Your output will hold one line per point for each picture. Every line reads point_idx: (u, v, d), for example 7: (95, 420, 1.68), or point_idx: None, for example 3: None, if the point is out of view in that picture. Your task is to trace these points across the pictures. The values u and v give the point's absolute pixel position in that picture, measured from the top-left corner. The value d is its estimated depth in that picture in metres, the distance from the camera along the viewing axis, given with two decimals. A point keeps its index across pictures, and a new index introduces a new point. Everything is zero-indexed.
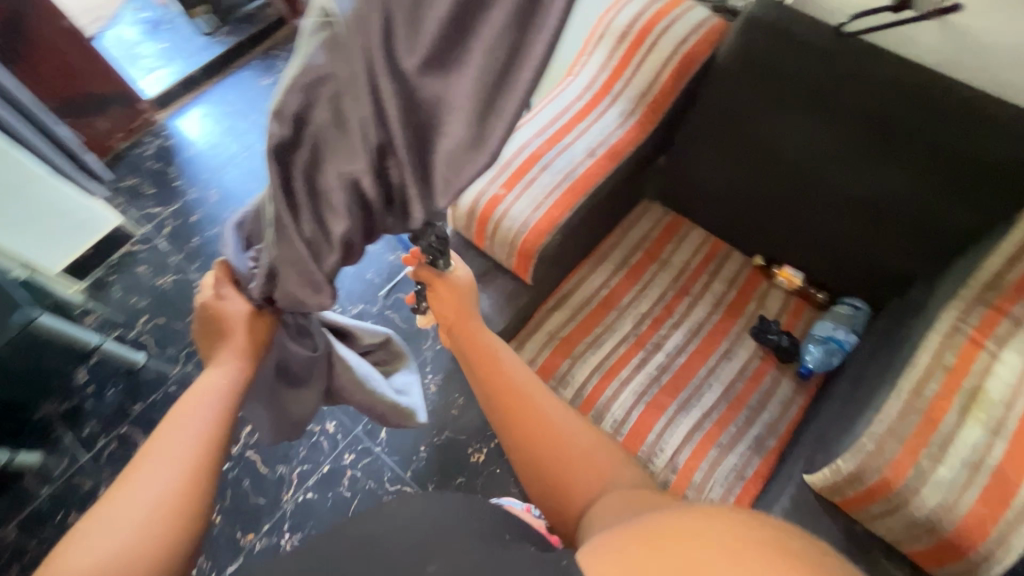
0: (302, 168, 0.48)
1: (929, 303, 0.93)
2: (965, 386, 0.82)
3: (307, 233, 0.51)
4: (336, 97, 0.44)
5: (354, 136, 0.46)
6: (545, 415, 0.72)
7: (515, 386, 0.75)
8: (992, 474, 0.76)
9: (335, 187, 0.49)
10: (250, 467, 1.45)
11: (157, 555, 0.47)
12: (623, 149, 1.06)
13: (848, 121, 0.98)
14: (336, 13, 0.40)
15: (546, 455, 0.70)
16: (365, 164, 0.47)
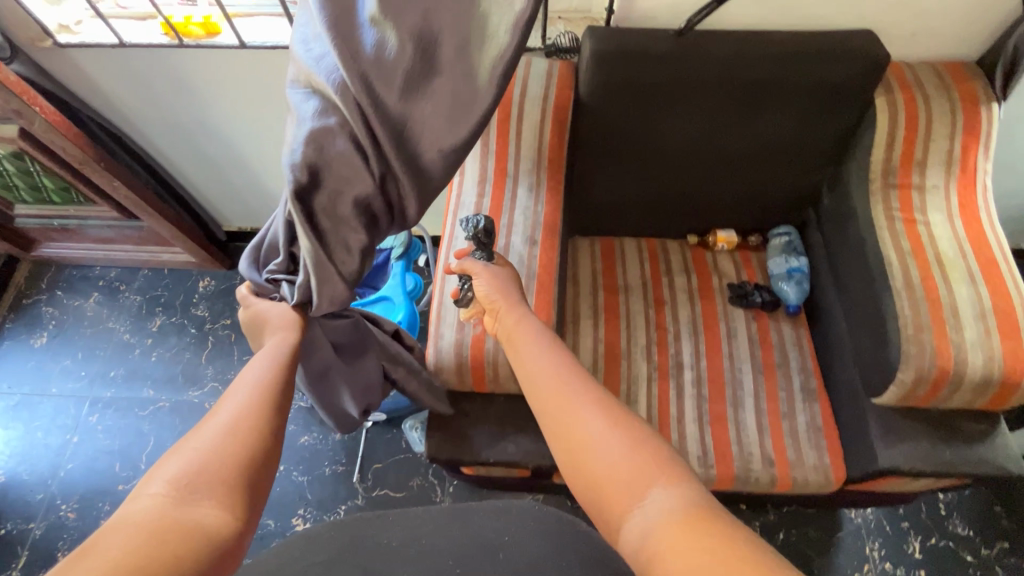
0: (324, 200, 0.73)
1: (854, 206, 1.06)
2: (931, 257, 0.96)
3: (334, 249, 0.76)
4: (334, 138, 0.69)
5: (357, 168, 0.71)
6: (598, 411, 0.63)
7: (561, 381, 0.68)
8: (993, 312, 0.90)
9: (348, 206, 0.73)
10: (319, 458, 1.52)
11: (247, 453, 0.54)
12: (555, 219, 1.01)
13: (715, 96, 1.05)
14: (325, 83, 0.67)
15: (589, 450, 0.60)
16: (369, 186, 0.72)
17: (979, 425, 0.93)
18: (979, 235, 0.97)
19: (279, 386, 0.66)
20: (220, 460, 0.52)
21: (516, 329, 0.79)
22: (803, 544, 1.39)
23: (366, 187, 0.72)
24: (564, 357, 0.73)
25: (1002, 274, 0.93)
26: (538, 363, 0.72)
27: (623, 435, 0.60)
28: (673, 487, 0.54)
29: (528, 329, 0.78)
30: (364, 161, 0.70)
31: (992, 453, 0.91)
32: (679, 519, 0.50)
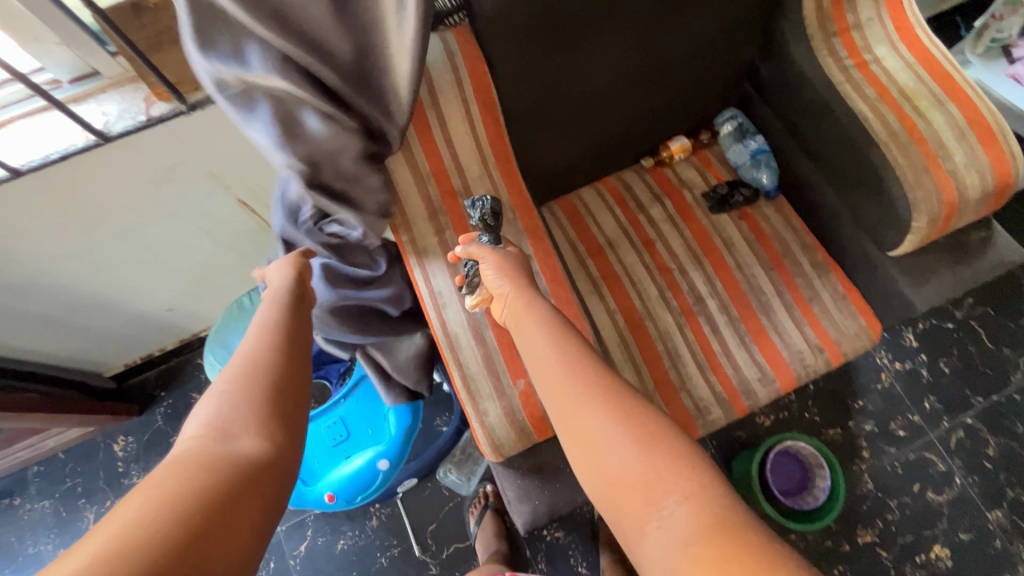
0: (329, 170, 0.73)
1: (803, 69, 0.98)
2: (897, 94, 0.92)
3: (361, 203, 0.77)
4: (306, 109, 0.69)
5: (339, 128, 0.71)
6: (611, 399, 0.51)
7: (568, 356, 0.56)
8: (968, 127, 0.90)
9: (349, 168, 0.74)
10: (366, 553, 1.35)
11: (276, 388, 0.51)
12: (534, 220, 0.85)
13: (637, 8, 0.90)
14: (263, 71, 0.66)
15: (602, 438, 0.49)
16: (356, 140, 0.73)
17: (981, 233, 0.97)
18: (925, 52, 0.94)
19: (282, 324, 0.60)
20: (245, 401, 0.49)
21: (511, 293, 0.66)
22: (830, 383, 1.49)
23: (353, 140, 0.73)
24: (570, 326, 0.60)
25: (961, 84, 0.92)
26: (541, 330, 0.60)
27: (637, 428, 0.49)
28: (697, 498, 0.44)
29: (520, 293, 0.66)
30: (342, 127, 0.72)
31: (1002, 254, 0.96)
32: (706, 547, 0.40)
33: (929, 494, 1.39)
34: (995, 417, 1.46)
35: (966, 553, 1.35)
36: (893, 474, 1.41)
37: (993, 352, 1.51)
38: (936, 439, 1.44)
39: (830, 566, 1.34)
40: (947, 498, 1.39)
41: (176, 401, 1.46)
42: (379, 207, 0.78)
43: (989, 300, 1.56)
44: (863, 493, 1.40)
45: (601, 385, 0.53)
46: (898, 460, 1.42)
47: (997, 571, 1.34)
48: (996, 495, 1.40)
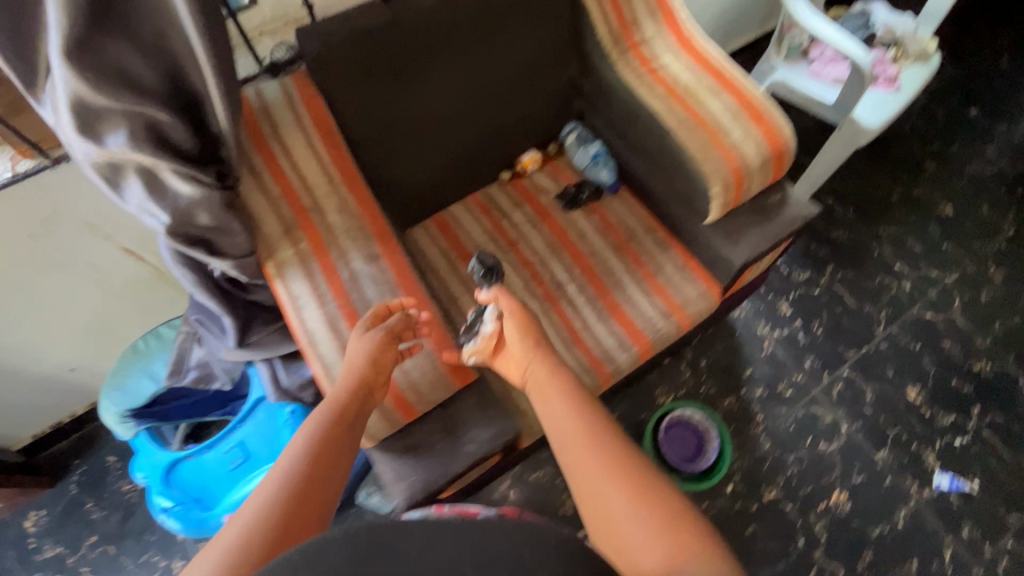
0: (182, 216, 0.81)
1: (609, 79, 1.17)
2: (682, 90, 1.11)
3: (218, 236, 0.86)
4: (163, 174, 0.77)
5: (194, 183, 0.79)
6: (636, 486, 0.59)
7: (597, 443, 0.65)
8: (741, 110, 1.09)
9: (200, 210, 0.82)
10: None
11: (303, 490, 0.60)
12: (383, 224, 0.97)
13: (454, 43, 1.06)
14: (123, 149, 0.72)
15: (625, 520, 0.57)
16: (211, 189, 0.82)
17: (778, 194, 1.15)
18: (701, 56, 1.15)
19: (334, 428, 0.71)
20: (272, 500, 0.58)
21: (543, 391, 0.77)
22: (720, 357, 1.62)
23: (210, 190, 0.82)
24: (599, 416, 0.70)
25: (731, 77, 1.12)
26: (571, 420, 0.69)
27: (656, 503, 0.57)
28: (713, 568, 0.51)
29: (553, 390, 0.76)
30: (201, 182, 0.80)
31: (796, 209, 1.13)
32: None
33: (821, 446, 1.51)
34: (867, 367, 1.61)
35: (862, 494, 1.45)
36: (787, 432, 1.52)
37: (856, 310, 1.69)
38: (820, 393, 1.57)
39: (743, 527, 1.41)
40: (838, 446, 1.51)
41: (90, 468, 1.46)
42: (228, 238, 0.87)
43: (845, 266, 1.76)
44: (763, 453, 1.50)
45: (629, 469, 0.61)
46: (790, 418, 1.54)
47: (891, 506, 1.44)
48: (880, 436, 1.52)
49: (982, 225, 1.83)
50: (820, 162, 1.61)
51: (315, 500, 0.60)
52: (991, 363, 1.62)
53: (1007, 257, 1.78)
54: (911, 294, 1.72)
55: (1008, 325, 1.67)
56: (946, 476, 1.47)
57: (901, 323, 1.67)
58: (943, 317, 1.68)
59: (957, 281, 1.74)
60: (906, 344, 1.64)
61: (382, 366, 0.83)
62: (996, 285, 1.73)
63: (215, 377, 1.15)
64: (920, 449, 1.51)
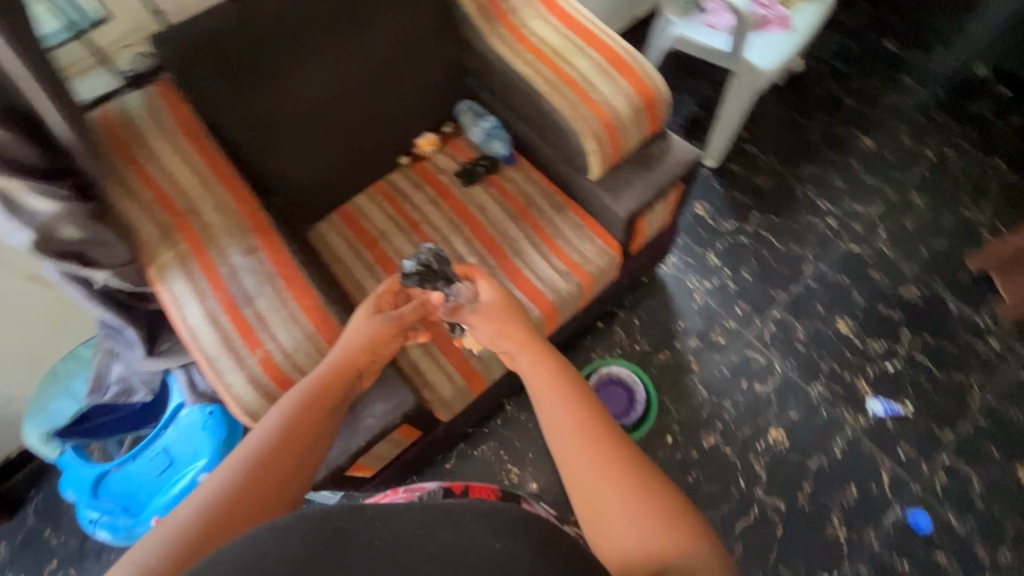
0: (47, 231, 0.82)
1: (484, 51, 1.19)
2: (550, 53, 1.13)
3: (89, 245, 0.88)
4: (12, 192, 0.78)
5: (47, 197, 0.80)
6: (629, 477, 0.60)
7: (600, 442, 0.63)
8: (609, 66, 1.11)
9: (62, 222, 0.83)
10: None
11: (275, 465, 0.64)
12: (261, 218, 1.00)
13: (315, 34, 1.08)
14: None
15: (617, 513, 0.58)
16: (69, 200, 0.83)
17: (660, 143, 1.17)
18: (568, 19, 1.17)
19: (318, 402, 0.74)
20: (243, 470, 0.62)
21: (538, 382, 0.73)
22: (653, 314, 1.64)
23: (68, 202, 0.83)
24: (598, 410, 0.67)
25: (598, 36, 1.14)
26: (568, 416, 0.66)
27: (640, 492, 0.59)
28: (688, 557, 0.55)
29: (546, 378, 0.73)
30: (55, 196, 0.82)
31: (678, 155, 1.15)
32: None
33: (756, 387, 1.54)
34: (797, 306, 1.63)
35: (798, 429, 1.48)
36: (722, 378, 1.55)
37: (784, 252, 1.71)
38: (753, 336, 1.60)
39: (684, 475, 1.44)
40: (772, 386, 1.53)
41: (46, 496, 1.49)
42: (101, 248, 0.90)
43: (771, 210, 1.78)
44: (699, 402, 1.53)
45: (636, 469, 0.61)
46: (724, 364, 1.57)
47: (827, 437, 1.47)
48: (813, 371, 1.55)
49: (904, 154, 1.85)
50: (727, 108, 1.65)
51: (292, 473, 0.65)
52: (919, 287, 1.64)
53: (930, 182, 1.79)
54: (837, 230, 1.74)
55: (934, 248, 1.69)
56: (879, 401, 1.50)
57: (829, 260, 1.69)
58: (869, 249, 1.70)
59: (881, 212, 1.76)
60: (834, 279, 1.66)
61: (381, 350, 0.89)
62: (921, 211, 1.75)
63: (135, 390, 1.18)
64: (853, 379, 1.53)
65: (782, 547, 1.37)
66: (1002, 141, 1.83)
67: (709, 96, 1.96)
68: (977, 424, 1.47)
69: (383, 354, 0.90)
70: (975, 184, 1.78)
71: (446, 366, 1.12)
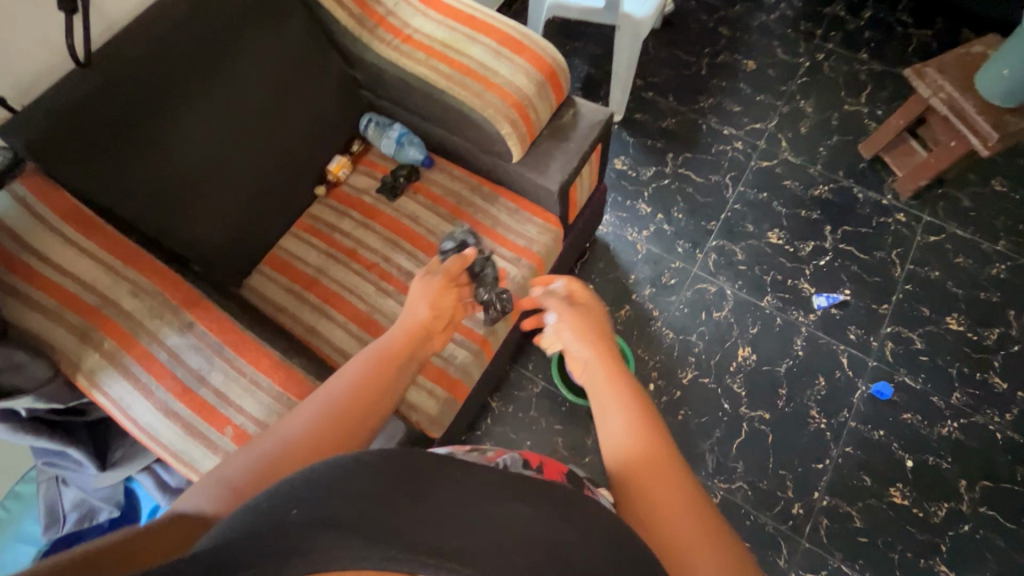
0: None
1: (372, 60, 1.15)
2: (440, 48, 1.11)
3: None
4: None
5: None
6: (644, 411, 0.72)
7: (637, 411, 0.71)
8: (501, 46, 1.10)
9: None
10: None
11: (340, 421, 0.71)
12: (187, 288, 0.92)
13: (186, 82, 1.00)
14: None
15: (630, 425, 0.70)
16: None
17: (570, 111, 1.18)
18: (448, 8, 1.14)
19: (377, 376, 0.77)
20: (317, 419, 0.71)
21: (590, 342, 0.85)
22: (604, 275, 1.68)
23: None
24: (638, 388, 0.75)
25: (482, 18, 1.13)
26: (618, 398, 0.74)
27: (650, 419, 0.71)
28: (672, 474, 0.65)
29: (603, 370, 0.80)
30: None
31: (589, 118, 1.17)
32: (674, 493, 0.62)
33: (715, 315, 1.61)
34: (730, 230, 1.72)
35: (762, 342, 1.58)
36: (683, 316, 1.62)
37: (705, 184, 1.80)
38: (699, 269, 1.67)
39: (675, 415, 1.50)
40: (728, 309, 1.62)
41: None
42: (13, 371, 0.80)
43: (683, 148, 1.85)
44: (669, 343, 1.59)
45: (662, 438, 0.68)
46: (681, 302, 1.63)
47: (788, 342, 1.57)
48: (760, 285, 1.65)
49: (782, 67, 1.97)
50: (619, 66, 1.69)
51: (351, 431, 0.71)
52: (827, 185, 1.78)
53: (812, 87, 1.93)
54: (746, 151, 1.84)
55: (831, 146, 1.83)
56: (822, 296, 1.62)
57: (745, 181, 1.79)
58: (777, 161, 1.82)
59: (779, 125, 1.87)
60: (755, 197, 1.77)
61: (440, 309, 0.92)
62: (811, 115, 1.88)
63: (98, 509, 1.07)
64: (795, 283, 1.65)
65: (777, 451, 1.46)
66: (860, 35, 2.00)
67: (598, 54, 2.00)
68: (906, 291, 1.62)
69: (446, 317, 0.92)
70: (849, 79, 1.93)
71: (425, 383, 1.09)
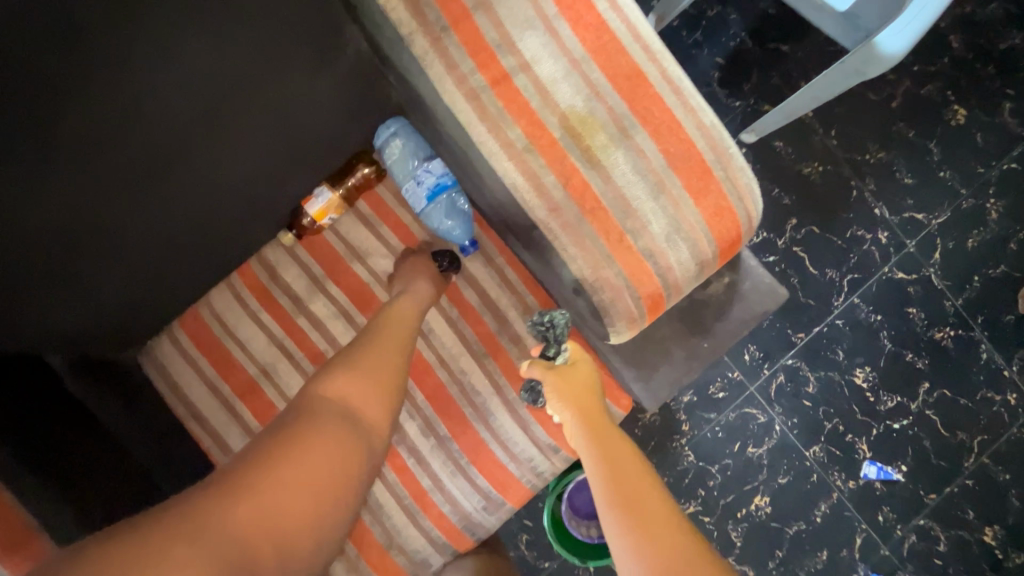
0: None
1: (420, 91, 0.59)
2: (557, 132, 0.56)
3: None
4: None
5: None
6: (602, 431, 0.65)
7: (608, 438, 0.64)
8: (671, 169, 0.57)
9: None
10: None
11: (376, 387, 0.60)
12: (8, 506, 0.52)
13: (21, 110, 0.48)
14: None
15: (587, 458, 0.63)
16: None
17: (723, 279, 0.71)
18: (603, 36, 0.56)
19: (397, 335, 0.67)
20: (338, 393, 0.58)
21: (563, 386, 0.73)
22: None
23: None
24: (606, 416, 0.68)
25: (656, 88, 0.57)
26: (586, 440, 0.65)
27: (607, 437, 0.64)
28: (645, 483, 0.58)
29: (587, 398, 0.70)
30: None
31: (747, 305, 0.71)
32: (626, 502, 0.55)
33: (749, 450, 1.34)
34: (815, 352, 1.35)
35: (784, 495, 1.34)
36: (713, 440, 1.33)
37: (816, 280, 1.35)
38: (756, 390, 1.35)
39: None
40: (767, 449, 1.34)
41: None
42: None
43: (812, 217, 1.35)
44: (684, 467, 1.33)
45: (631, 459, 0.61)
46: (718, 423, 1.34)
47: (811, 504, 1.34)
48: (815, 431, 1.35)
49: (998, 137, 1.37)
50: (802, 93, 1.06)
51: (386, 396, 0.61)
52: (955, 329, 1.36)
53: (1017, 180, 1.37)
54: (887, 249, 1.36)
55: (991, 278, 1.37)
56: (874, 465, 1.35)
57: (865, 292, 1.36)
58: (916, 277, 1.36)
59: (945, 223, 1.36)
60: (866, 318, 1.36)
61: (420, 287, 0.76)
62: (992, 226, 1.36)
63: None
64: (854, 440, 1.36)
65: None
66: None
67: (766, 17, 1.31)
68: (964, 487, 1.36)
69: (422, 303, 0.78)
70: None
71: None
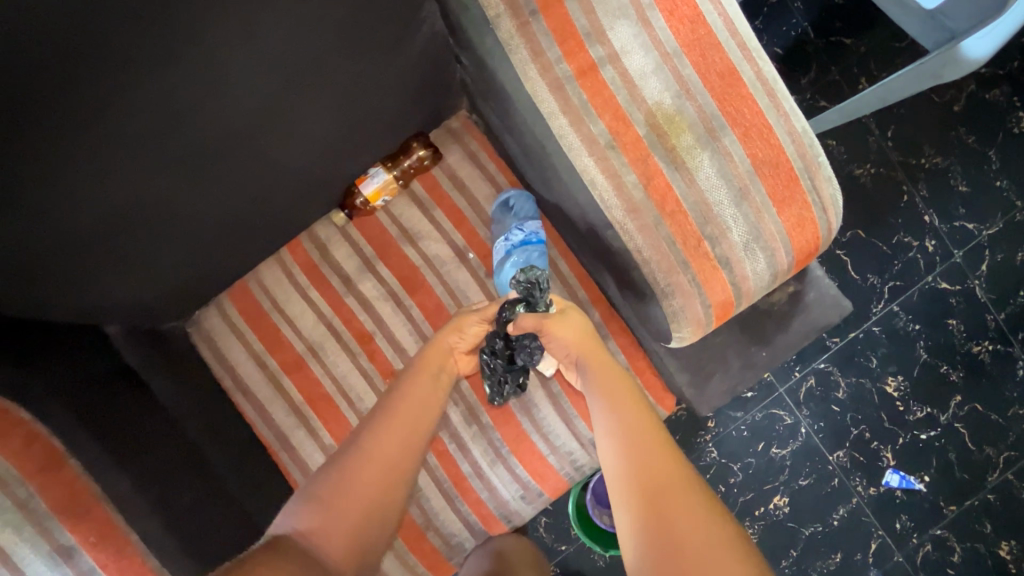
0: None
1: (502, 80, 0.58)
2: (642, 129, 0.57)
3: None
4: None
5: None
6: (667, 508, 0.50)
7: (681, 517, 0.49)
8: (757, 174, 0.58)
9: None
10: None
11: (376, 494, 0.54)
12: (74, 479, 0.56)
13: (92, 79, 0.47)
14: None
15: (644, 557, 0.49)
16: None
17: (788, 288, 0.70)
18: (698, 30, 0.58)
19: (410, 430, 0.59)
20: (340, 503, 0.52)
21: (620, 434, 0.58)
22: None
23: None
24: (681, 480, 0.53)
25: (748, 88, 0.59)
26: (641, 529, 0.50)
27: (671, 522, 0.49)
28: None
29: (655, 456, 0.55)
30: None
31: (807, 318, 0.70)
32: None
33: (773, 450, 1.34)
34: (849, 358, 1.34)
35: (804, 496, 1.34)
36: (737, 438, 1.34)
37: (857, 285, 1.33)
38: (786, 392, 1.34)
39: None
40: (791, 450, 1.34)
41: None
42: None
43: (859, 221, 1.32)
44: (707, 462, 1.34)
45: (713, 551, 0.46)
46: (744, 422, 1.34)
47: (830, 506, 1.34)
48: (841, 436, 1.35)
49: None
50: (869, 92, 0.99)
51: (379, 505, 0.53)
52: (993, 343, 1.34)
53: None
54: (932, 258, 1.33)
55: None
56: (897, 474, 1.35)
57: (906, 300, 1.33)
58: (960, 288, 1.33)
59: (996, 235, 1.32)
60: (903, 327, 1.33)
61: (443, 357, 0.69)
62: None
63: None
64: (879, 448, 1.35)
65: None
66: None
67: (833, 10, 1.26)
68: (985, 500, 1.34)
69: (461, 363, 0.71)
70: None
71: (415, 567, 0.80)
